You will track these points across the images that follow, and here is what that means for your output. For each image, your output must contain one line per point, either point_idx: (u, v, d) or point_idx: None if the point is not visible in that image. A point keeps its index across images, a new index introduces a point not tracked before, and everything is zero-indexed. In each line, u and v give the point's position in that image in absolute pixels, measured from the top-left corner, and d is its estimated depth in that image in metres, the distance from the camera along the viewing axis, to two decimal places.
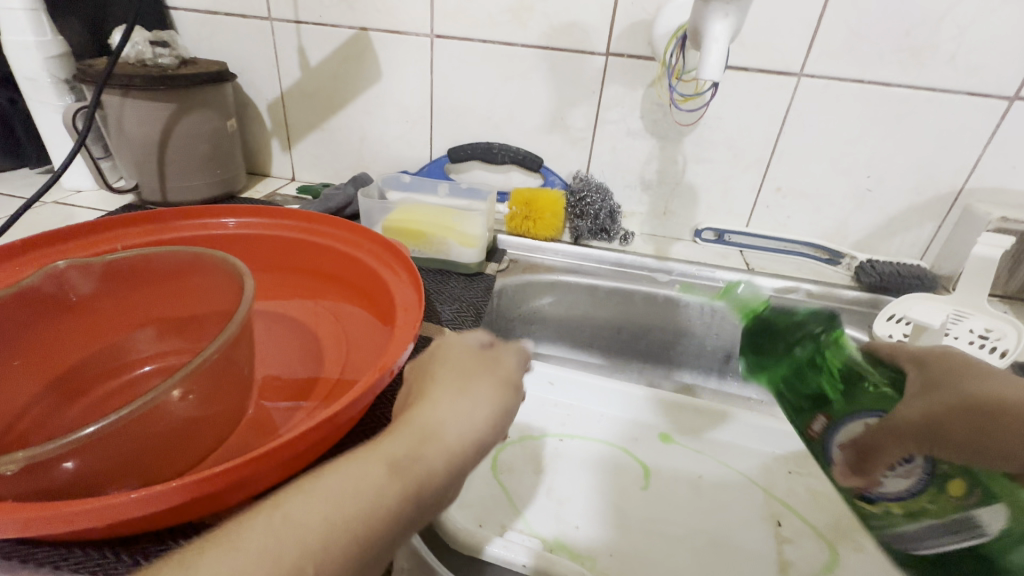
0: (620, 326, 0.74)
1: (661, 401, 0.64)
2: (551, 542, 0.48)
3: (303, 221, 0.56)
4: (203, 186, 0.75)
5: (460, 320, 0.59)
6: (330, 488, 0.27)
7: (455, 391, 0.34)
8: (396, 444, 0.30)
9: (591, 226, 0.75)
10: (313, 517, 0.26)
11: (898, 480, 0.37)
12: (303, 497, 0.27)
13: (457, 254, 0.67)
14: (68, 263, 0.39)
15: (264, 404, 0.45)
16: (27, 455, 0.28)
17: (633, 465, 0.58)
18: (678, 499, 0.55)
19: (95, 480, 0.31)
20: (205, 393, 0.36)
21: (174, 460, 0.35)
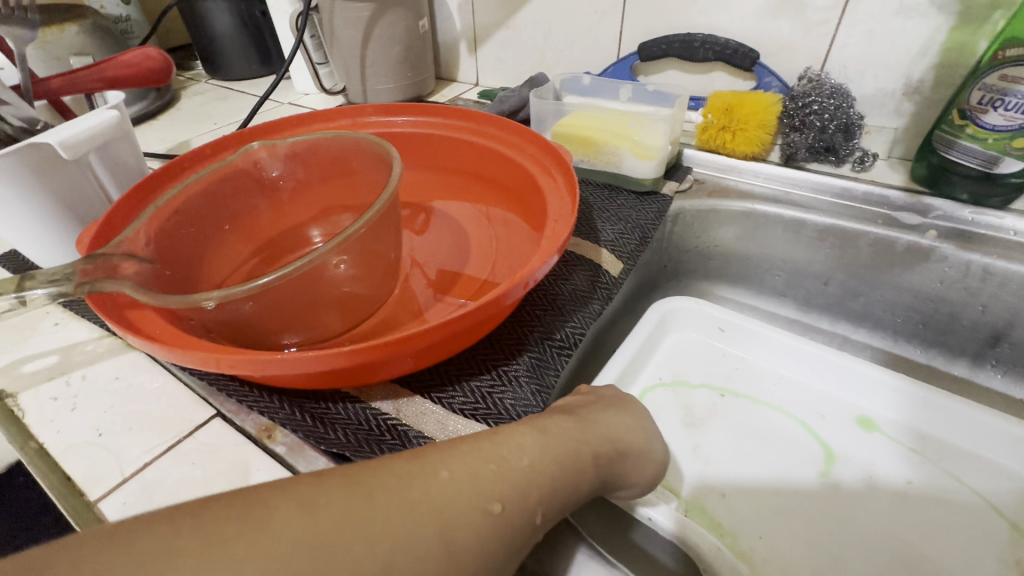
0: (828, 275, 0.58)
1: (875, 379, 0.49)
2: (689, 504, 0.42)
3: (467, 120, 0.54)
4: (397, 89, 0.79)
5: (623, 243, 0.53)
6: (506, 453, 0.26)
7: (604, 412, 0.34)
8: (560, 434, 0.29)
9: (812, 141, 0.57)
10: (493, 469, 0.25)
11: (1013, 114, 0.45)
12: (482, 444, 0.26)
13: (630, 167, 0.58)
14: (260, 146, 0.45)
15: (409, 293, 0.47)
16: (217, 297, 0.31)
17: (813, 445, 0.46)
18: (873, 500, 0.42)
19: (262, 331, 0.36)
20: (352, 271, 0.38)
21: (323, 323, 0.39)
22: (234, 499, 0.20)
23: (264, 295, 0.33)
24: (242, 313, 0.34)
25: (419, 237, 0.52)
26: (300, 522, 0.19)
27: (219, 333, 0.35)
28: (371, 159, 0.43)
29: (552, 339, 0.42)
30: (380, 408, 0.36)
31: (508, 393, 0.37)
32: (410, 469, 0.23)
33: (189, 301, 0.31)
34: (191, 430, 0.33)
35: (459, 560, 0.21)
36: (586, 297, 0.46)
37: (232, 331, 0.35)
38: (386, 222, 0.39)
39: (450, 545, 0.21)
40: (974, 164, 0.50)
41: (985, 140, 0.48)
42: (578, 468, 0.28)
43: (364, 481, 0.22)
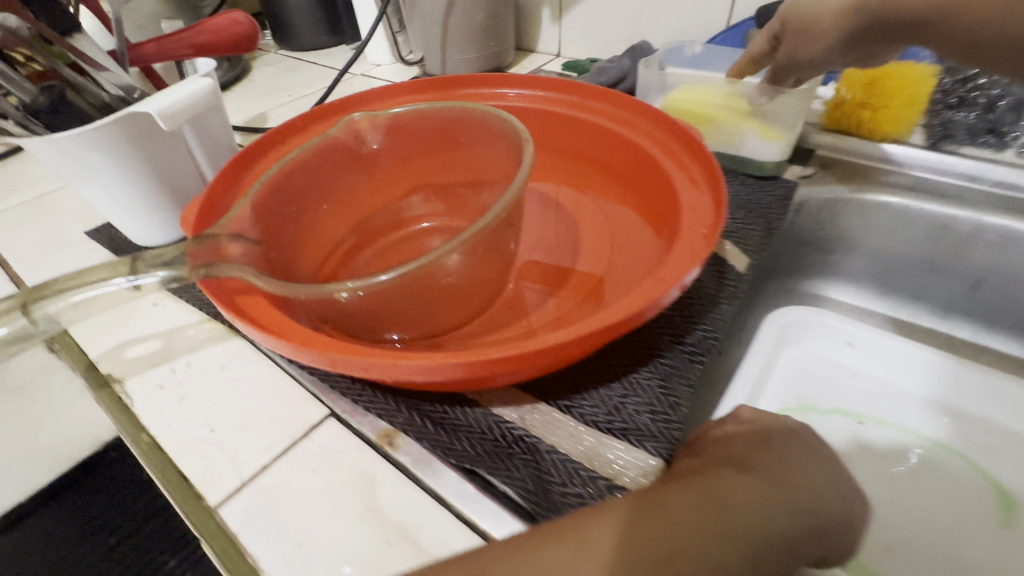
0: (979, 279, 0.51)
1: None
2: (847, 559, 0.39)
3: (579, 96, 0.49)
4: (477, 60, 0.74)
5: (746, 234, 0.47)
6: (687, 549, 0.23)
7: (792, 453, 0.28)
8: (747, 505, 0.25)
9: (976, 122, 0.50)
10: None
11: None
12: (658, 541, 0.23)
13: (754, 149, 0.51)
14: (361, 116, 0.41)
15: (517, 284, 0.43)
16: (350, 288, 0.29)
17: (980, 487, 0.42)
18: None
19: (377, 323, 0.33)
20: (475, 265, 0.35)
21: (438, 318, 0.36)
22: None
23: (389, 290, 0.31)
24: (362, 306, 0.31)
25: (520, 224, 0.48)
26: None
27: (336, 323, 0.33)
28: (489, 138, 0.39)
29: (683, 344, 0.37)
30: (503, 416, 0.32)
31: (643, 405, 0.33)
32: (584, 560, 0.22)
33: (318, 291, 0.29)
34: (305, 432, 0.31)
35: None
36: (715, 296, 0.41)
37: (348, 323, 0.32)
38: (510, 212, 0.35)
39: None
40: None
41: None
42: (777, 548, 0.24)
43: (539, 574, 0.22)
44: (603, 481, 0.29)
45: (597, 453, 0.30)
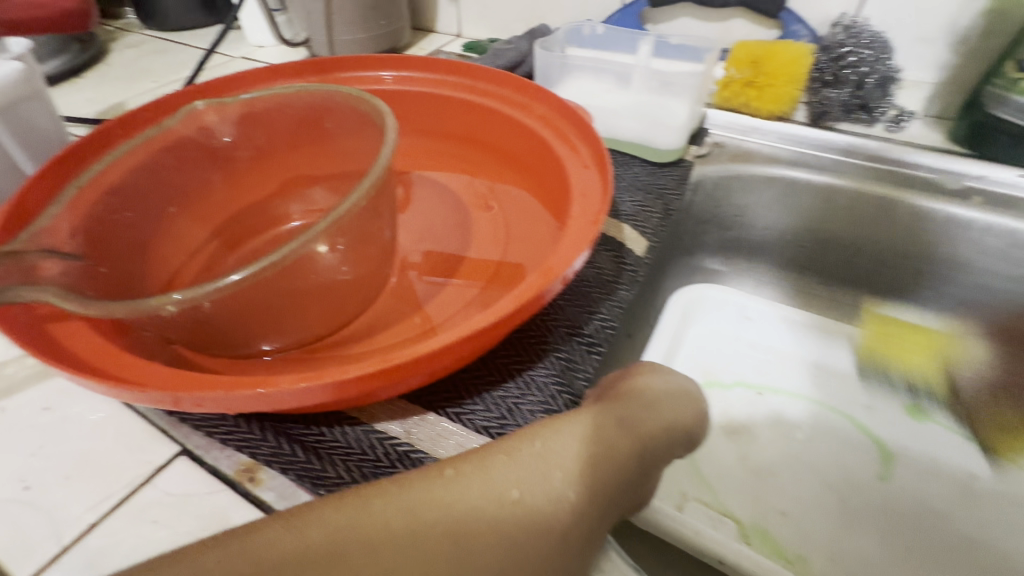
0: (857, 249, 0.54)
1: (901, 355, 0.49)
2: (749, 528, 0.40)
3: (466, 75, 0.46)
4: (368, 40, 0.69)
5: (644, 216, 0.47)
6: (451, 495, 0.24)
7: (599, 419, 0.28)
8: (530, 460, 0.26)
9: (848, 98, 0.52)
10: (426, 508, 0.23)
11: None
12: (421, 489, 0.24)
13: (649, 138, 0.52)
14: (205, 104, 0.36)
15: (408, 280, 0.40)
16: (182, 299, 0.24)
17: (863, 441, 0.45)
18: (928, 499, 0.42)
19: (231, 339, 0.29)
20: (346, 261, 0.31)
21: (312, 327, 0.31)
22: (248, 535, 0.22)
23: (235, 299, 0.26)
24: (207, 318, 0.26)
25: (416, 213, 0.45)
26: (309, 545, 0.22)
27: (185, 339, 0.28)
28: (359, 120, 0.35)
29: (580, 335, 0.36)
30: (388, 431, 0.29)
31: (536, 404, 0.31)
32: (421, 510, 0.23)
33: (146, 309, 0.24)
34: (149, 476, 0.26)
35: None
36: (613, 281, 0.40)
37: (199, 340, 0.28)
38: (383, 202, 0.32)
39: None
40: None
41: None
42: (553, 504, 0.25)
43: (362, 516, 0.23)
44: None
45: None
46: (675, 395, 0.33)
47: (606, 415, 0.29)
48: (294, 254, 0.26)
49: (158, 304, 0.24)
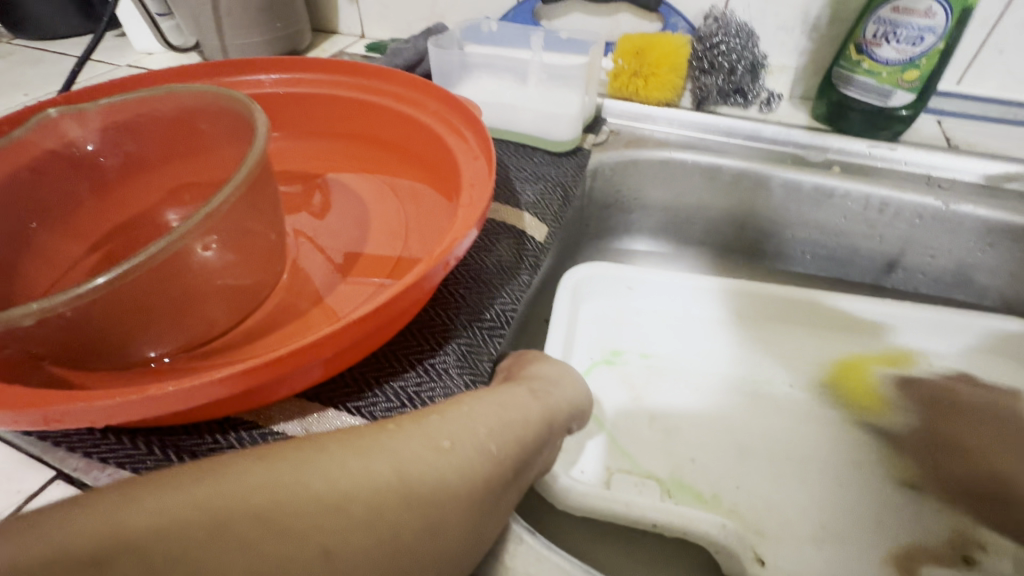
0: (744, 221, 0.58)
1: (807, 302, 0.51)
2: (671, 484, 0.42)
3: (357, 75, 0.46)
4: (265, 44, 0.67)
5: (544, 204, 0.48)
6: (342, 475, 0.21)
7: (498, 392, 0.29)
8: (432, 430, 0.24)
9: (723, 84, 0.57)
10: (314, 496, 0.20)
11: (905, 47, 0.46)
12: (305, 463, 0.21)
13: (547, 130, 0.54)
14: (62, 114, 0.35)
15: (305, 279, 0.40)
16: (37, 308, 0.24)
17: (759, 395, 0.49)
18: (825, 435, 0.45)
19: (107, 346, 0.28)
20: (223, 261, 0.31)
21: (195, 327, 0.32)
22: (159, 480, 0.18)
23: (98, 306, 0.26)
24: (76, 325, 0.26)
25: (317, 214, 0.44)
26: (234, 492, 0.19)
27: (55, 354, 0.28)
28: (234, 120, 0.35)
29: (481, 321, 0.37)
30: (285, 431, 0.29)
31: (438, 389, 0.32)
32: (344, 460, 0.21)
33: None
34: (22, 503, 0.26)
35: (404, 560, 0.21)
36: (514, 267, 0.42)
37: (70, 353, 0.28)
38: (256, 200, 0.33)
39: (398, 546, 0.21)
40: (869, 98, 0.51)
41: (880, 74, 0.49)
42: (454, 478, 0.23)
43: (285, 465, 0.20)
44: None
45: None
46: (573, 378, 0.35)
47: (514, 388, 0.30)
48: (156, 254, 0.27)
49: (14, 315, 0.24)
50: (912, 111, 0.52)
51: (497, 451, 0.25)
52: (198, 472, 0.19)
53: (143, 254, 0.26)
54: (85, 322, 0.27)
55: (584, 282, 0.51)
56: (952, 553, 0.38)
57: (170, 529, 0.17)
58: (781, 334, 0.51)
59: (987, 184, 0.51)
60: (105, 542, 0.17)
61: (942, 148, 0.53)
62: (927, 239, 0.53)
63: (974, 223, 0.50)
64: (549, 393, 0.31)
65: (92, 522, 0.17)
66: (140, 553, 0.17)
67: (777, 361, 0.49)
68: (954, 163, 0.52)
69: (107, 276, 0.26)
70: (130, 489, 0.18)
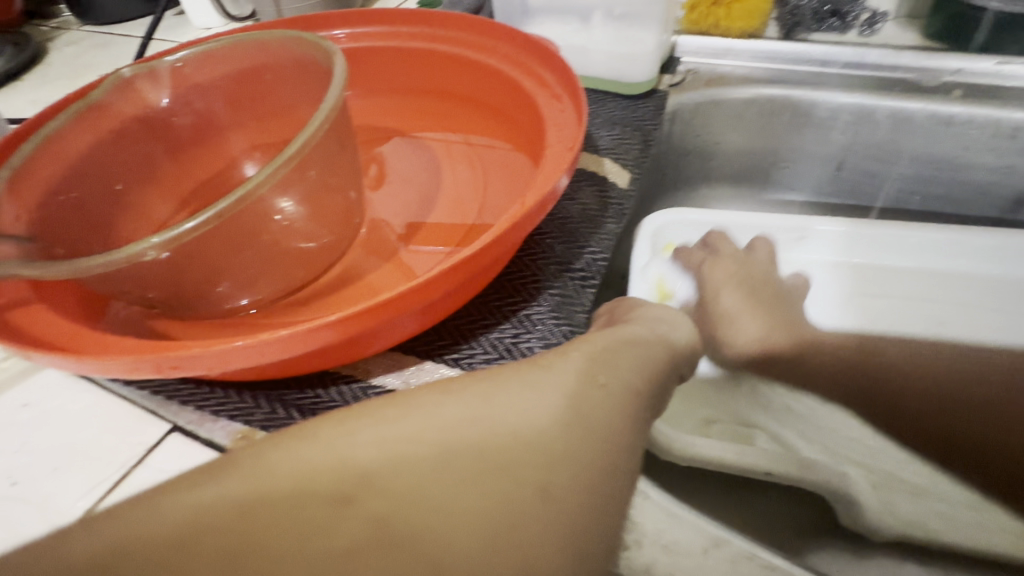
0: (842, 161, 0.53)
1: (920, 245, 0.46)
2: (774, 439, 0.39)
3: (424, 23, 0.44)
4: (317, 6, 0.65)
5: (623, 149, 0.45)
6: (513, 407, 0.21)
7: (625, 331, 0.27)
8: (578, 367, 0.23)
9: (817, 7, 0.53)
10: (497, 426, 0.20)
11: None
12: (475, 397, 0.21)
13: (621, 71, 0.50)
14: (133, 71, 0.35)
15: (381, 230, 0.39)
16: (157, 240, 0.24)
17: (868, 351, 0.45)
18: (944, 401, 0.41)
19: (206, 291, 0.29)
20: (306, 210, 0.31)
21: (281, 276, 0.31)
22: (367, 415, 0.20)
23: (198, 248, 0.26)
24: (181, 268, 0.26)
25: (389, 172, 0.43)
26: (431, 421, 0.20)
27: (163, 300, 0.28)
28: (306, 70, 0.34)
29: (572, 271, 0.35)
30: (385, 385, 0.29)
31: (536, 340, 0.31)
32: (517, 394, 0.22)
33: (122, 255, 0.24)
34: (142, 456, 0.26)
35: (603, 497, 0.20)
36: (599, 215, 0.39)
37: (180, 299, 0.29)
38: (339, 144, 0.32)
39: (596, 484, 0.20)
40: None
41: None
42: (613, 416, 0.22)
43: (469, 399, 0.21)
44: None
45: None
46: (687, 320, 0.32)
47: (640, 328, 0.28)
48: (242, 197, 0.26)
49: (134, 250, 0.24)
50: None
51: (641, 390, 0.24)
52: (400, 408, 0.21)
53: (234, 195, 0.26)
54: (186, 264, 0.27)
55: (669, 229, 0.49)
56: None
57: (400, 461, 0.19)
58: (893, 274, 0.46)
59: None
60: (343, 469, 0.18)
61: None
62: None
63: None
64: (668, 332, 0.30)
65: (328, 454, 0.19)
66: (375, 479, 0.18)
67: (883, 313, 0.46)
68: None
69: (202, 217, 0.25)
70: (346, 424, 0.20)
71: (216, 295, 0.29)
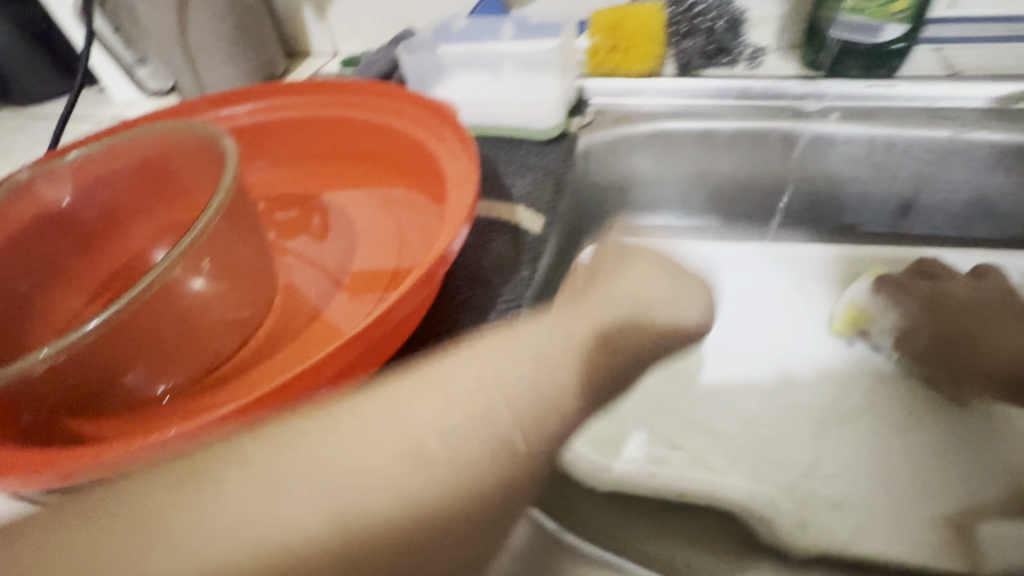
0: (747, 183, 0.56)
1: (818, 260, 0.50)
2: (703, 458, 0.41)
3: (331, 91, 0.46)
4: (240, 74, 0.66)
5: (538, 194, 0.47)
6: (381, 463, 0.24)
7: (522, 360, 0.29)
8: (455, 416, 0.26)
9: (705, 45, 0.55)
10: (366, 486, 0.23)
11: None
12: (347, 457, 0.24)
13: (532, 119, 0.53)
14: (32, 173, 0.35)
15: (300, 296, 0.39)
16: None
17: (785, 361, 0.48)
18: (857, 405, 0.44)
19: (110, 386, 0.29)
20: (212, 292, 0.32)
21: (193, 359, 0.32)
22: (245, 485, 0.22)
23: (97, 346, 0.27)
24: (81, 369, 0.27)
25: (308, 235, 0.44)
26: (304, 488, 0.23)
27: (68, 400, 0.28)
28: (202, 153, 0.35)
29: (486, 321, 0.37)
30: None
31: None
32: (388, 454, 0.24)
33: None
34: None
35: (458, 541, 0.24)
36: (513, 262, 0.41)
37: (84, 397, 0.29)
38: (239, 224, 0.33)
39: (451, 530, 0.24)
40: (858, 37, 0.48)
41: (867, 7, 0.47)
42: (483, 467, 0.25)
43: (341, 460, 0.24)
44: None
45: None
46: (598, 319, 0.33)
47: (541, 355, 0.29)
48: (145, 288, 0.28)
49: None
50: (904, 49, 0.49)
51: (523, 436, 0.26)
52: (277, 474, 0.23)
53: (135, 289, 0.28)
54: (86, 364, 0.27)
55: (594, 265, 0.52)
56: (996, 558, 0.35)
57: (274, 534, 0.21)
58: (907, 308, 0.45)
59: (997, 107, 0.48)
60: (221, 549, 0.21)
61: (942, 76, 0.50)
62: (942, 174, 0.50)
63: (989, 150, 0.48)
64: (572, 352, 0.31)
65: (207, 534, 0.21)
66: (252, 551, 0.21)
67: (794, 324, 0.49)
68: (960, 90, 0.49)
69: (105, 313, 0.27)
70: (224, 492, 0.22)
71: (126, 386, 0.30)
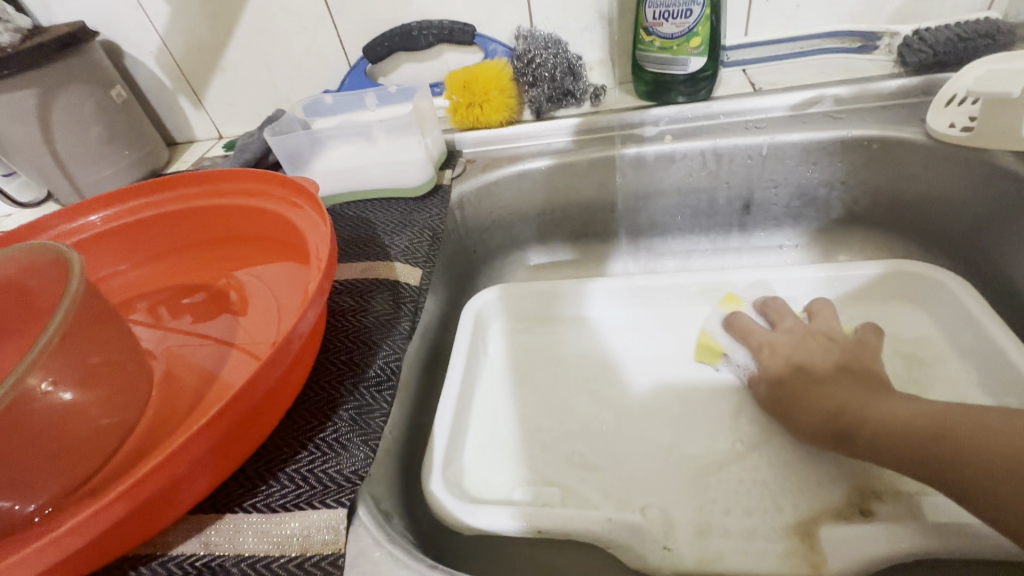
0: (611, 205, 0.62)
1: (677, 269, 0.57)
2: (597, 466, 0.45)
3: (203, 184, 0.49)
4: (118, 173, 0.67)
5: (414, 249, 0.51)
6: None
7: None
8: None
9: (550, 92, 0.61)
10: None
11: (681, 21, 0.53)
12: None
13: (402, 178, 0.56)
14: None
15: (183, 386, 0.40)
16: None
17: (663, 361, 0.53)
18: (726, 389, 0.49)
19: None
20: (82, 403, 0.32)
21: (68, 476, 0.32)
22: None
23: None
24: None
25: (188, 322, 0.45)
26: None
27: None
28: (59, 266, 0.36)
29: (366, 380, 0.39)
30: (185, 552, 0.30)
31: (333, 460, 0.34)
32: None
33: None
34: None
35: None
36: (391, 319, 0.43)
37: None
38: (101, 330, 0.34)
39: None
40: (672, 70, 0.57)
41: (671, 47, 0.55)
42: None
43: None
44: (293, 561, 0.30)
45: (288, 538, 0.30)
46: None
47: None
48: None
49: None
50: (713, 74, 0.58)
51: None
52: None
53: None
54: None
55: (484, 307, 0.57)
56: (848, 509, 0.41)
57: None
58: (756, 336, 0.50)
59: (795, 112, 0.57)
60: None
61: (748, 92, 0.59)
62: (766, 173, 0.57)
63: (796, 149, 0.55)
64: None
65: None
66: None
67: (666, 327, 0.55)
68: (763, 102, 0.57)
69: None
70: None
71: None
